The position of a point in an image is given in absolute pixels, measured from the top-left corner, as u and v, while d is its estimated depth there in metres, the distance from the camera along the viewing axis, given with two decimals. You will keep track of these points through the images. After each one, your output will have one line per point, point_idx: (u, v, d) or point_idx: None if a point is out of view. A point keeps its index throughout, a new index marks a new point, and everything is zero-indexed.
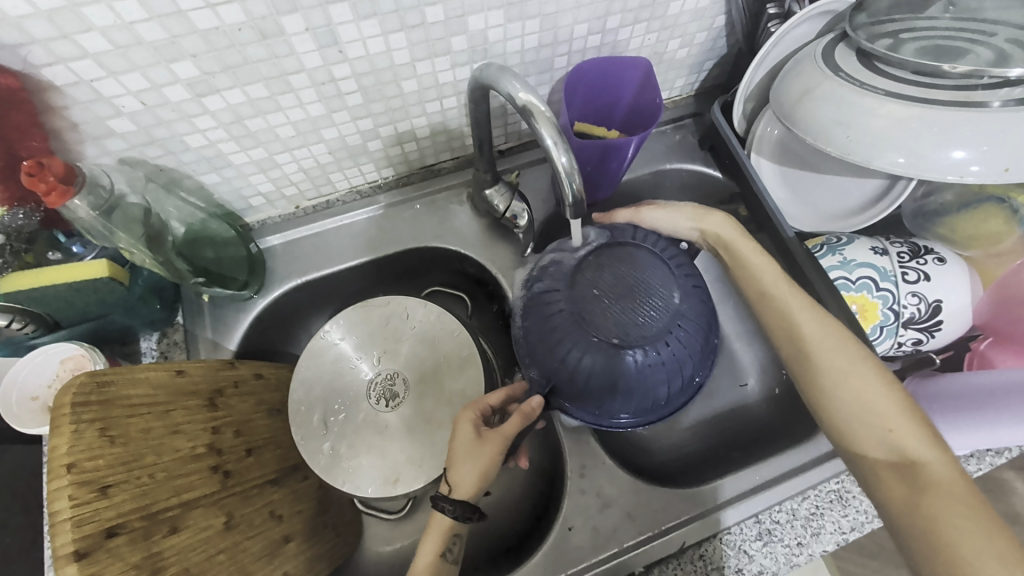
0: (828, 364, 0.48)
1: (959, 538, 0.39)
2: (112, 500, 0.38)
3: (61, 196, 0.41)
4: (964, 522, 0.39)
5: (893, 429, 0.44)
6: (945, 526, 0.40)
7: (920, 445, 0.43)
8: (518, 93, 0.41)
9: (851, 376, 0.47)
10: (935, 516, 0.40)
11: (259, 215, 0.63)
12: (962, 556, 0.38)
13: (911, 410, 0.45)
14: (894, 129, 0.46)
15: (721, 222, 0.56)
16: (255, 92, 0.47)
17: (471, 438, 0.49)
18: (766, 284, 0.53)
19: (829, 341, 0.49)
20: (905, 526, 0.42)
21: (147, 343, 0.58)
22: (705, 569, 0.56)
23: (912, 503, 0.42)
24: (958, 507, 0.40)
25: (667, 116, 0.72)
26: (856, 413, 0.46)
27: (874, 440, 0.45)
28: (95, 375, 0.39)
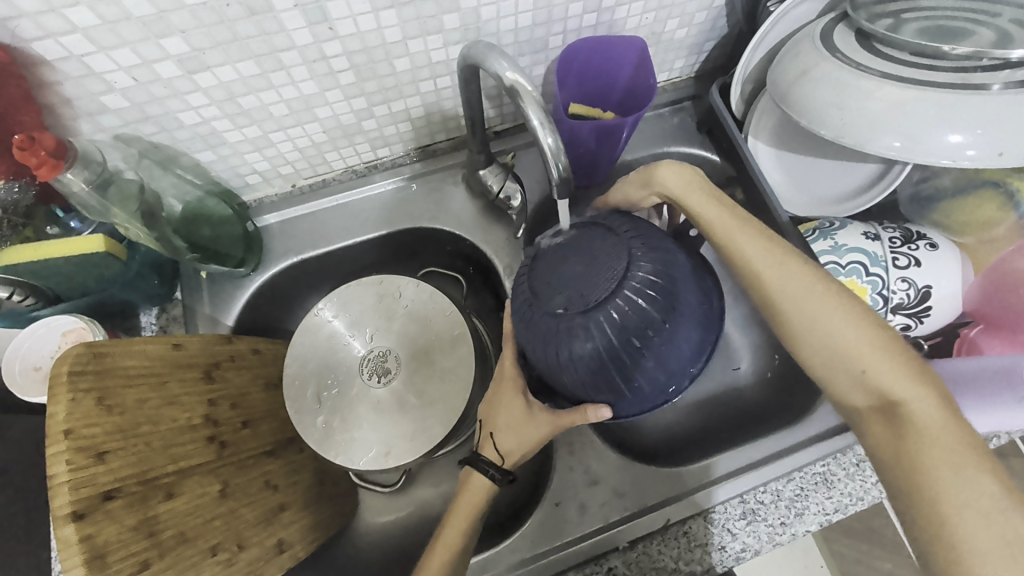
0: (798, 310, 0.47)
1: (935, 478, 0.40)
2: (109, 465, 0.39)
3: (50, 169, 0.42)
4: (940, 460, 0.40)
5: (867, 368, 0.44)
6: (921, 463, 0.40)
7: (898, 383, 0.43)
8: (504, 72, 0.41)
9: (822, 319, 0.46)
10: (910, 454, 0.41)
11: (255, 193, 0.64)
12: (939, 500, 0.39)
13: (885, 343, 0.44)
14: (889, 112, 0.45)
15: (663, 178, 0.53)
16: (247, 69, 0.47)
17: (519, 415, 0.51)
18: (722, 237, 0.50)
19: (798, 289, 0.47)
20: (888, 467, 0.43)
21: (147, 318, 0.60)
22: (688, 545, 0.57)
23: (892, 442, 0.43)
24: (933, 443, 0.40)
25: (665, 98, 0.71)
26: (832, 357, 0.46)
27: (853, 385, 0.45)
28: (92, 346, 0.41)
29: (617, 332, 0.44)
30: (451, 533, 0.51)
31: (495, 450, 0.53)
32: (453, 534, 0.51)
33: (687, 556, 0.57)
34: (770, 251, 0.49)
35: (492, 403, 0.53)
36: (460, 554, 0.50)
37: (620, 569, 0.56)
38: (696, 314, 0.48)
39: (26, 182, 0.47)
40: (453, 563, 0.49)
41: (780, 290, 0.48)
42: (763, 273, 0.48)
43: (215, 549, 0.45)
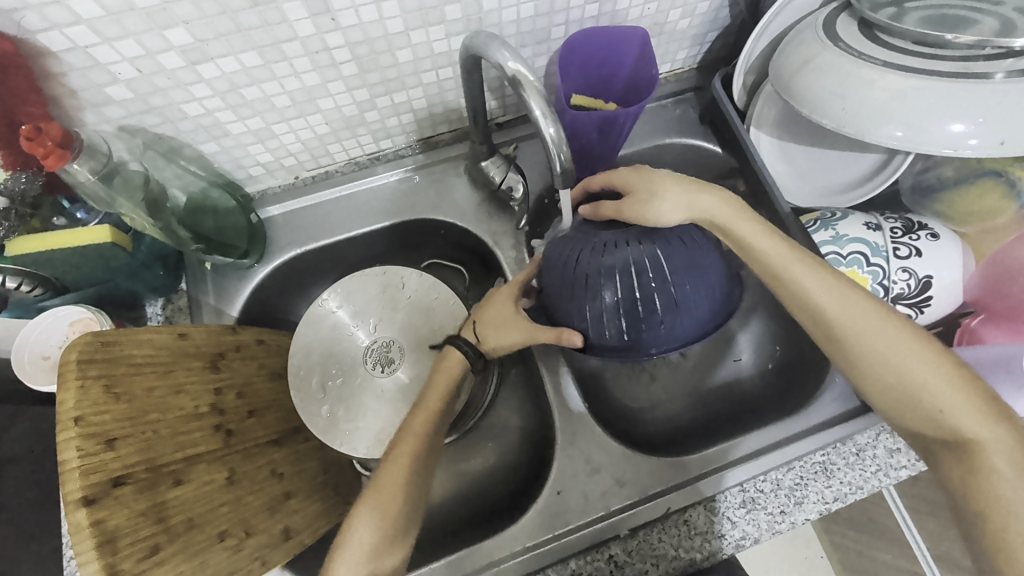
0: (868, 351, 0.47)
1: (1012, 519, 0.41)
2: (118, 452, 0.40)
3: (58, 159, 0.42)
4: (1019, 501, 0.41)
5: (942, 406, 0.45)
6: (1001, 504, 0.42)
7: (973, 422, 0.44)
8: (506, 62, 0.41)
9: (895, 356, 0.46)
10: (987, 496, 0.43)
11: (259, 185, 0.64)
12: (1014, 539, 0.41)
13: (960, 382, 0.45)
14: (891, 102, 0.45)
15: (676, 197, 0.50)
16: (250, 60, 0.47)
17: (512, 312, 0.54)
18: (778, 270, 0.49)
19: (863, 324, 0.47)
20: (959, 502, 0.44)
21: (153, 309, 0.61)
22: (688, 533, 0.57)
23: (966, 482, 0.44)
24: (1016, 485, 0.42)
25: (667, 89, 0.71)
26: (904, 394, 0.47)
27: (925, 421, 0.46)
28: (100, 335, 0.41)
29: (629, 286, 0.50)
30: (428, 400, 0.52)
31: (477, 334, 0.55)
32: (429, 401, 0.52)
33: (687, 544, 0.57)
34: (831, 284, 0.49)
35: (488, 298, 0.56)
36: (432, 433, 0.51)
37: (620, 557, 0.57)
38: (709, 278, 0.53)
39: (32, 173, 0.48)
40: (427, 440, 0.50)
41: (849, 326, 0.48)
42: (832, 310, 0.48)
43: (223, 534, 0.46)
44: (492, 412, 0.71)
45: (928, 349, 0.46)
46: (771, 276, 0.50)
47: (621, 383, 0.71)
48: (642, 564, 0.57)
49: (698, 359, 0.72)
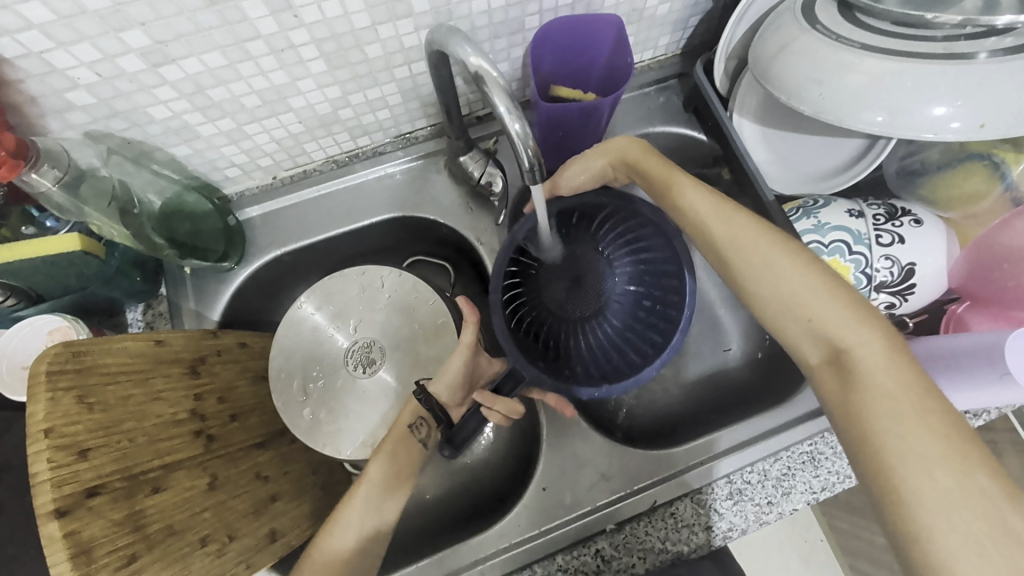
0: (749, 271, 0.47)
1: (877, 431, 0.39)
2: (91, 462, 0.40)
3: (10, 169, 0.41)
4: (887, 410, 0.38)
5: (818, 317, 0.44)
6: (869, 413, 0.39)
7: (848, 331, 0.42)
8: (469, 57, 0.40)
9: (775, 274, 0.46)
10: (855, 405, 0.40)
11: (236, 186, 0.63)
12: (884, 453, 0.38)
13: (838, 295, 0.44)
14: (870, 86, 0.44)
15: (683, 188, 0.53)
16: (214, 60, 0.46)
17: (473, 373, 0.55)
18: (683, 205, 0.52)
19: (744, 239, 0.48)
20: (838, 418, 0.42)
21: (134, 315, 0.60)
22: (674, 526, 0.57)
23: (841, 394, 0.41)
24: (884, 394, 0.39)
25: (650, 76, 0.70)
26: (783, 312, 0.45)
27: (805, 335, 0.44)
28: (70, 345, 0.41)
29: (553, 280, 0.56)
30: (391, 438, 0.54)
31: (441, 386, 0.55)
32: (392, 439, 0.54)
33: (674, 536, 0.57)
34: (719, 208, 0.50)
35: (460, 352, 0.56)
36: (394, 457, 0.54)
37: (607, 551, 0.57)
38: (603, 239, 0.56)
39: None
40: (389, 465, 0.53)
41: (732, 245, 0.49)
42: (718, 236, 0.49)
43: (205, 540, 0.46)
44: None
45: (808, 265, 0.45)
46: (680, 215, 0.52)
47: None
48: (629, 558, 0.56)
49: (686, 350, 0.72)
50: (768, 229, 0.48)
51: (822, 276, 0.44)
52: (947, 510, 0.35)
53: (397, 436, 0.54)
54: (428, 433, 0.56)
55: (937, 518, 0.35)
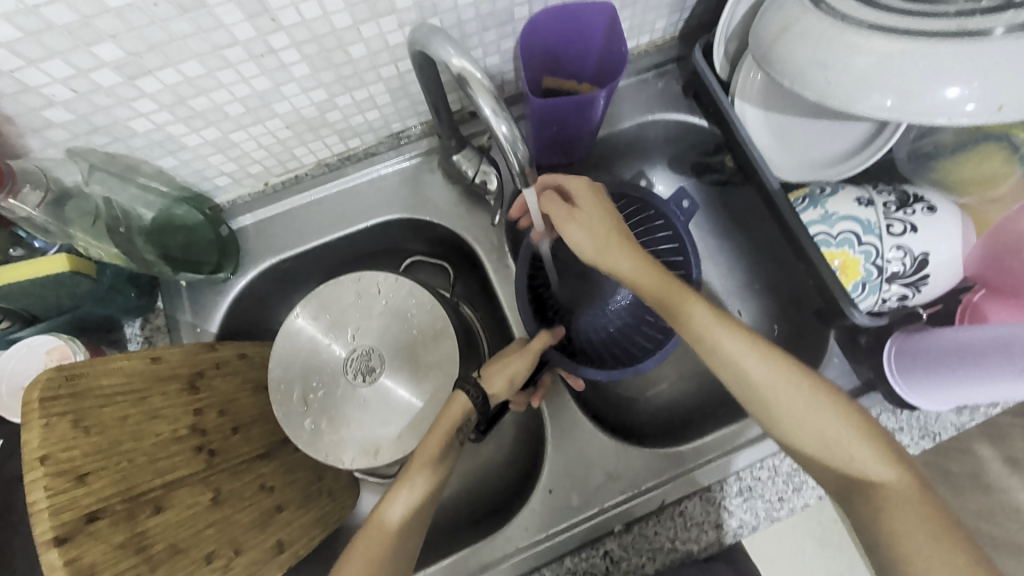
0: (782, 409, 0.46)
1: (915, 569, 0.39)
2: (90, 487, 0.40)
3: None
4: (927, 546, 0.39)
5: (850, 454, 0.44)
6: (904, 550, 0.40)
7: (877, 467, 0.43)
8: (451, 59, 0.39)
9: (810, 415, 0.45)
10: (893, 541, 0.41)
11: (227, 195, 0.62)
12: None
13: (867, 433, 0.44)
14: (877, 68, 0.42)
15: (685, 303, 0.49)
16: (192, 70, 0.45)
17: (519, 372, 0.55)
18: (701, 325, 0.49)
19: (775, 379, 0.47)
20: (878, 551, 0.42)
21: (131, 330, 0.60)
22: (683, 526, 0.56)
23: (881, 529, 0.41)
24: (916, 532, 0.40)
25: (648, 62, 0.67)
26: (817, 450, 0.45)
27: (837, 471, 0.45)
28: (62, 369, 0.41)
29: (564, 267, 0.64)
30: (430, 445, 0.50)
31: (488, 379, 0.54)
32: (432, 446, 0.50)
33: (683, 535, 0.56)
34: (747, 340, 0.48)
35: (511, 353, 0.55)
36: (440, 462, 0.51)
37: (616, 552, 0.56)
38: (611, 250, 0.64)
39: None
40: (434, 469, 0.50)
41: (763, 378, 0.47)
42: (746, 374, 0.47)
43: (210, 556, 0.46)
44: None
45: (840, 403, 0.46)
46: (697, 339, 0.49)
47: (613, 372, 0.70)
48: (639, 559, 0.56)
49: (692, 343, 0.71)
50: (794, 364, 0.47)
51: (853, 415, 0.45)
52: None
53: (438, 439, 0.51)
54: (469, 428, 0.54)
55: None
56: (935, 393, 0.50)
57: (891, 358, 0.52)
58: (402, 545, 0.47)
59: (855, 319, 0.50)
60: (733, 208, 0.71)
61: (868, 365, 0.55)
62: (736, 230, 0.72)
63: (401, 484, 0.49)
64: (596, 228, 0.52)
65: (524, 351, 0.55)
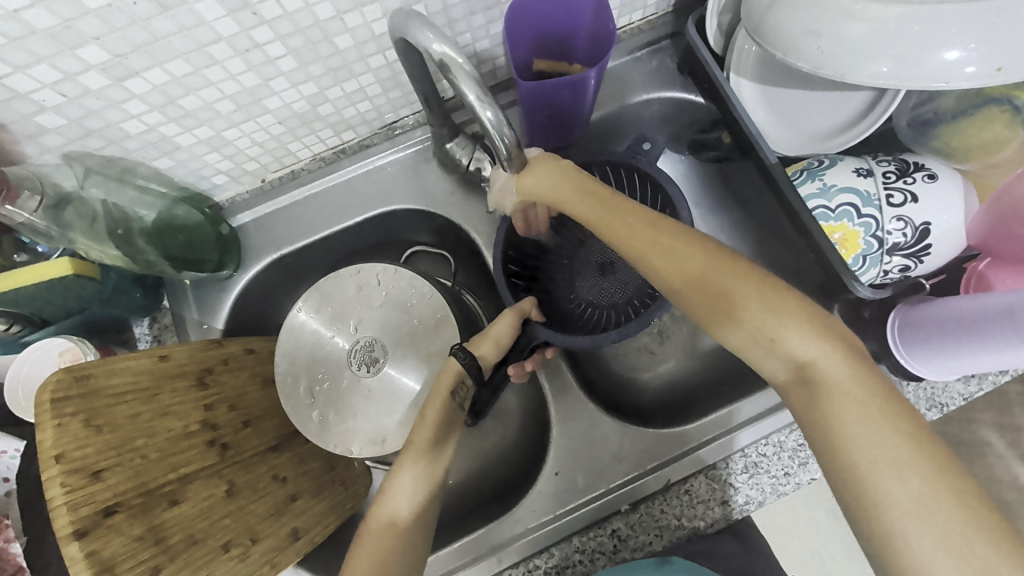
0: (704, 298, 0.42)
1: (849, 446, 0.35)
2: (105, 482, 0.41)
3: None
4: (860, 421, 0.35)
5: (776, 336, 0.40)
6: (838, 428, 0.36)
7: (804, 344, 0.39)
8: (431, 45, 0.38)
9: (729, 296, 0.41)
10: (826, 420, 0.37)
11: (226, 193, 0.63)
12: (859, 467, 0.35)
13: (792, 310, 0.40)
14: (871, 35, 0.41)
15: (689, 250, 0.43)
16: (178, 68, 0.45)
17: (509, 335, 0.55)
18: (635, 239, 0.45)
19: (695, 262, 0.42)
20: (812, 436, 0.38)
21: (140, 330, 0.61)
22: (690, 503, 0.56)
23: (814, 414, 0.38)
24: (846, 409, 0.36)
25: (641, 40, 0.66)
26: (745, 339, 0.41)
27: (769, 357, 0.40)
28: (71, 370, 0.42)
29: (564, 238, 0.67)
30: (431, 412, 0.51)
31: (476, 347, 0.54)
32: (433, 413, 0.51)
33: (690, 513, 0.56)
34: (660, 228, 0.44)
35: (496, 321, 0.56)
36: (441, 429, 0.51)
37: (623, 530, 0.56)
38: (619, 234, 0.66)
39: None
40: (437, 435, 0.51)
41: (685, 271, 0.42)
42: (664, 267, 0.43)
43: (227, 545, 0.48)
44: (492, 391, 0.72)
45: (758, 282, 0.41)
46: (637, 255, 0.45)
47: (618, 354, 0.71)
48: (646, 537, 0.56)
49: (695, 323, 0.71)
50: (705, 244, 0.43)
51: (775, 292, 0.40)
52: (926, 520, 0.32)
53: (438, 404, 0.51)
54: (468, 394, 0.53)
55: (919, 531, 0.32)
56: (940, 363, 0.49)
57: (894, 330, 0.52)
58: (409, 537, 0.48)
59: (858, 292, 0.49)
60: (733, 184, 0.70)
61: (871, 338, 0.54)
62: (737, 207, 0.71)
63: (405, 463, 0.49)
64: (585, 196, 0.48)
65: (513, 308, 0.56)
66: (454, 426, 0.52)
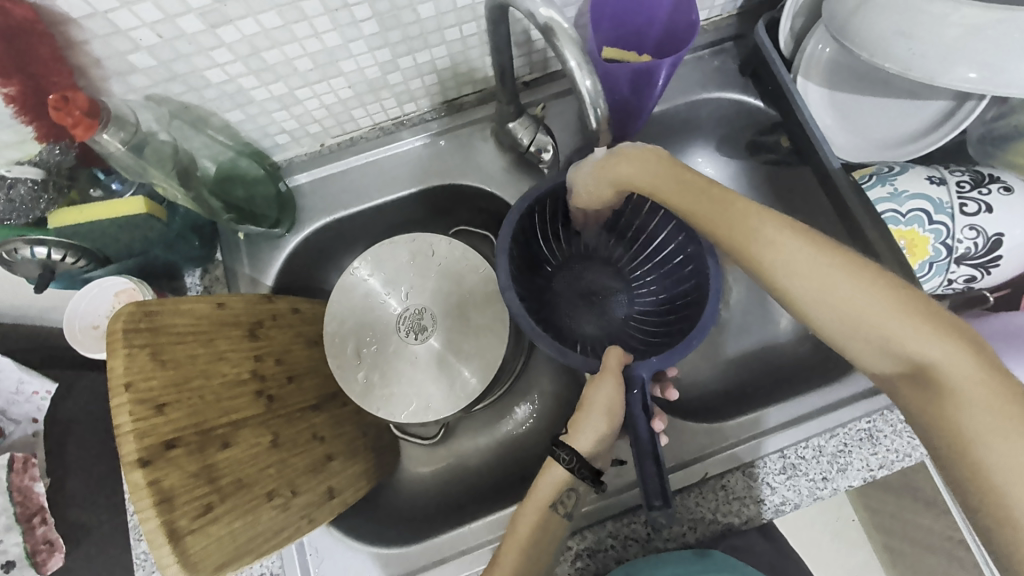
0: (806, 290, 0.38)
1: (981, 455, 0.33)
2: (167, 416, 0.42)
3: (87, 129, 0.42)
4: (994, 431, 0.32)
5: (891, 336, 0.36)
6: (969, 438, 0.33)
7: (926, 346, 0.35)
8: (538, 9, 0.39)
9: (832, 290, 0.37)
10: (955, 429, 0.34)
11: (286, 153, 0.64)
12: (992, 479, 0.32)
13: (908, 305, 0.36)
14: (964, 40, 0.41)
15: (771, 233, 0.39)
16: (269, 21, 0.46)
17: (607, 408, 0.51)
18: (723, 223, 0.42)
19: (792, 251, 0.39)
20: (931, 442, 0.36)
21: (191, 279, 0.62)
22: (725, 499, 0.56)
23: (937, 421, 0.35)
24: (978, 417, 0.33)
25: (705, 38, 0.66)
26: (851, 337, 0.37)
27: (881, 356, 0.37)
28: (141, 305, 0.42)
29: (569, 246, 0.66)
30: (526, 519, 0.51)
31: (577, 438, 0.51)
32: (528, 520, 0.51)
33: (724, 508, 0.56)
34: (752, 212, 0.41)
35: (587, 391, 0.52)
36: (538, 535, 0.51)
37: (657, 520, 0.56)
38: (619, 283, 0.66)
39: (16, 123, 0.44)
40: (533, 543, 0.50)
41: (780, 262, 0.39)
42: (758, 252, 0.40)
43: (271, 494, 0.48)
44: (524, 374, 0.72)
45: (867, 272, 0.37)
46: (724, 242, 0.42)
47: None
48: (679, 528, 0.56)
49: (735, 326, 0.71)
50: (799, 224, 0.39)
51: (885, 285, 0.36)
52: None
53: (536, 511, 0.51)
54: (574, 503, 0.52)
55: None
56: None
57: None
58: None
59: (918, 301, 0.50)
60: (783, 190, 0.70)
61: None
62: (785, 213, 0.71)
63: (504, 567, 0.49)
64: (680, 176, 0.45)
65: (606, 372, 0.52)
66: (551, 532, 0.51)
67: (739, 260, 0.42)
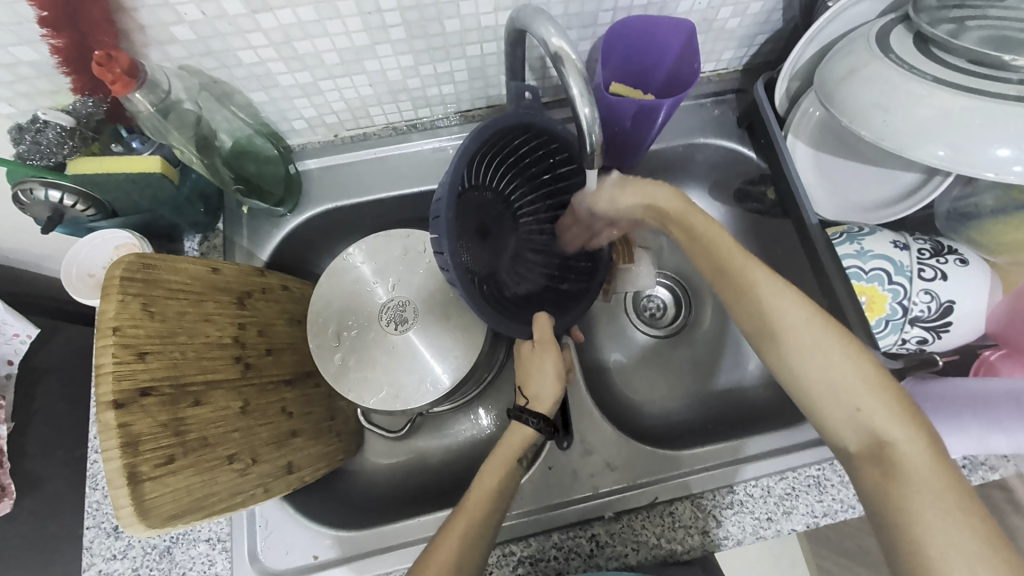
0: (798, 352, 0.43)
1: (920, 530, 0.36)
2: (147, 364, 0.43)
3: (124, 86, 0.45)
4: (934, 514, 0.36)
5: (862, 407, 0.40)
6: (909, 516, 0.37)
7: (888, 423, 0.39)
8: (551, 38, 0.43)
9: (818, 355, 0.42)
10: (901, 505, 0.37)
11: (300, 138, 0.67)
12: (928, 553, 0.35)
13: (880, 384, 0.41)
14: (936, 119, 0.44)
15: (778, 296, 0.44)
16: (305, 14, 0.49)
17: (557, 367, 0.55)
18: (740, 276, 0.46)
19: (793, 314, 0.43)
20: (875, 513, 0.39)
21: (191, 244, 0.65)
22: (671, 525, 0.58)
23: (884, 494, 0.38)
24: (923, 497, 0.36)
25: (709, 88, 0.71)
26: (826, 401, 0.42)
27: (849, 426, 0.41)
28: (141, 257, 0.45)
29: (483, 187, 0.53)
30: (491, 472, 0.52)
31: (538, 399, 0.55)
32: (493, 474, 0.51)
33: (669, 535, 0.58)
34: (767, 272, 0.45)
35: (534, 357, 0.55)
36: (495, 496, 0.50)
37: (602, 537, 0.58)
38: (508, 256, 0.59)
39: (57, 72, 0.49)
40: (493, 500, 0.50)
41: (783, 322, 0.43)
42: (768, 308, 0.44)
43: (232, 457, 0.50)
44: (496, 381, 0.74)
45: (859, 348, 0.42)
46: (735, 293, 0.46)
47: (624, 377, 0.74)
48: (623, 548, 0.57)
49: (703, 366, 0.74)
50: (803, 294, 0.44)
51: (859, 359, 0.41)
52: None
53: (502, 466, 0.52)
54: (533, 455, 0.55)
55: None
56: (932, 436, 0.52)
57: None
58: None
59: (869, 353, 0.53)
60: (765, 239, 0.73)
61: None
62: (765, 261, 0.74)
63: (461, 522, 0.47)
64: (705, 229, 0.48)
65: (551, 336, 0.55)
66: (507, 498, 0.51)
67: (744, 313, 0.46)
